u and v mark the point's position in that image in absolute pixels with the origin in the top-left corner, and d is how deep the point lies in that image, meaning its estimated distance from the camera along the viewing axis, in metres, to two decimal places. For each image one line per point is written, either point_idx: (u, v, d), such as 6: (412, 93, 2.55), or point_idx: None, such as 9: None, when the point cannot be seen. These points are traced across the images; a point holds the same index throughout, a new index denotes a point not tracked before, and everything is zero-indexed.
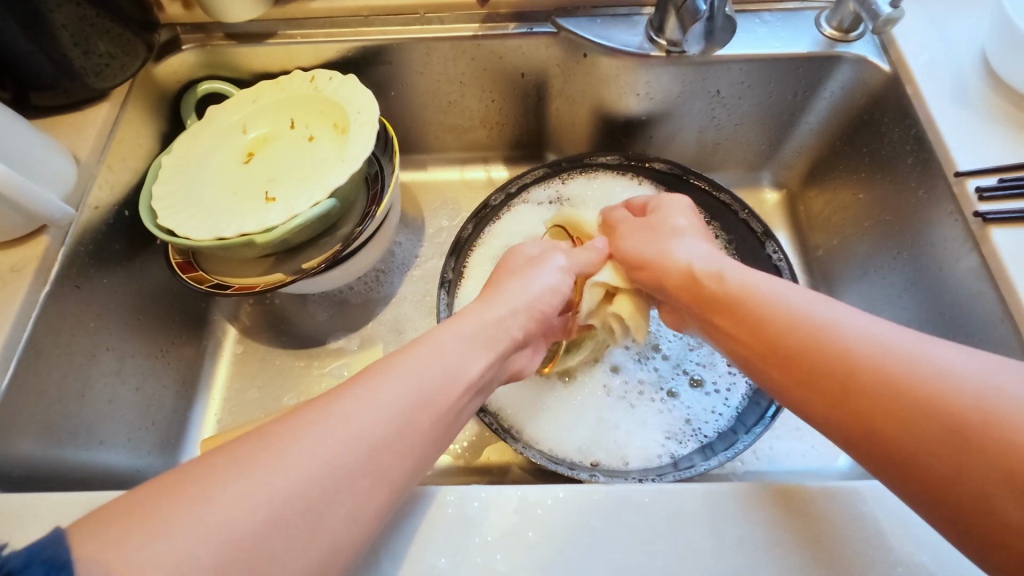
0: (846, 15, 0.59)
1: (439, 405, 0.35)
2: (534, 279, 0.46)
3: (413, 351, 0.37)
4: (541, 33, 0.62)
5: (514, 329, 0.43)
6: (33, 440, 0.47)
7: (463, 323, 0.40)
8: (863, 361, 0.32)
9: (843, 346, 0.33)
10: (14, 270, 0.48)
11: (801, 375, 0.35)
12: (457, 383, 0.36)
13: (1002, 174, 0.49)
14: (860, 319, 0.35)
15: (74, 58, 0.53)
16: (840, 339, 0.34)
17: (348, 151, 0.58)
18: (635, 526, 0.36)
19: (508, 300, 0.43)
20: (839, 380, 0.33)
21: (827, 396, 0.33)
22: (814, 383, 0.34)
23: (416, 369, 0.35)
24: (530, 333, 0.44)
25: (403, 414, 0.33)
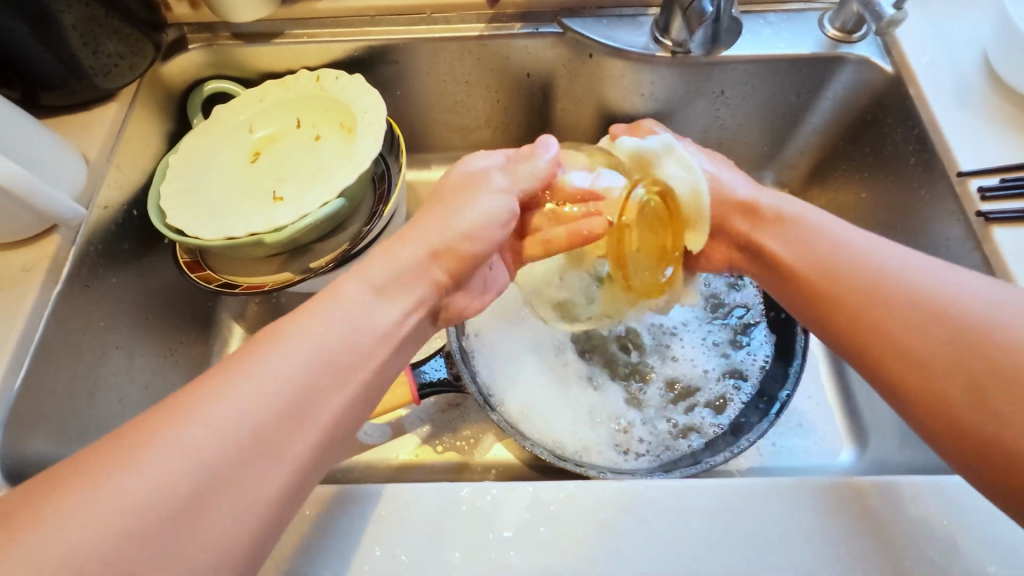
0: (849, 16, 0.60)
1: (348, 366, 0.34)
2: (469, 204, 0.43)
3: (314, 306, 0.36)
4: (547, 33, 0.63)
5: (435, 275, 0.41)
6: (44, 438, 0.47)
7: (373, 267, 0.39)
8: (888, 304, 0.38)
9: (896, 329, 0.37)
10: (26, 269, 0.48)
11: (862, 350, 0.38)
12: (377, 340, 0.36)
13: (1003, 174, 0.49)
14: (951, 280, 0.37)
15: (82, 58, 0.53)
16: (900, 315, 0.37)
17: (356, 151, 0.58)
18: (645, 521, 0.37)
19: (427, 238, 0.41)
20: (894, 353, 0.36)
21: (889, 373, 0.37)
22: (874, 349, 0.37)
23: (314, 326, 0.35)
24: (454, 274, 0.43)
25: (305, 378, 0.33)
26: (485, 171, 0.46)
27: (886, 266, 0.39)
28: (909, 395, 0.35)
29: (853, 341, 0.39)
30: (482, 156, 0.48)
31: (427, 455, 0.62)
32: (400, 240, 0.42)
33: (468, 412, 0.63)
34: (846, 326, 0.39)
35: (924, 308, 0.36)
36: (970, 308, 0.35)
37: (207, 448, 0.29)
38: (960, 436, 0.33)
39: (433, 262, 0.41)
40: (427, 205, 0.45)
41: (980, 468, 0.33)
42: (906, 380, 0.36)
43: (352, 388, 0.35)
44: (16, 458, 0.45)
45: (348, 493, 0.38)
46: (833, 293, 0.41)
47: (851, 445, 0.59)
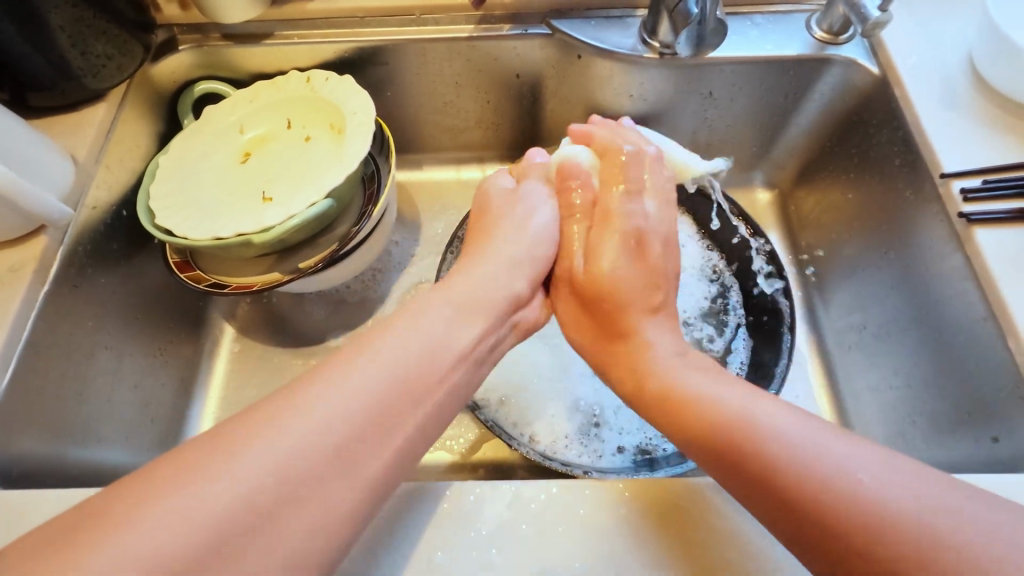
0: (835, 18, 0.60)
1: (422, 387, 0.35)
2: (526, 219, 0.49)
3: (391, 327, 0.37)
4: (535, 34, 0.63)
5: (509, 283, 0.45)
6: (33, 437, 0.47)
7: (450, 290, 0.41)
8: (809, 493, 0.29)
9: (778, 464, 0.30)
10: (13, 270, 0.48)
11: (746, 492, 0.31)
12: (445, 355, 0.37)
13: (986, 175, 0.50)
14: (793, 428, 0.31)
15: (71, 58, 0.53)
16: (772, 449, 0.31)
17: (345, 152, 0.58)
18: (626, 520, 0.37)
19: (496, 257, 0.46)
20: (792, 505, 0.29)
21: (773, 521, 0.30)
22: (816, 544, 0.28)
23: (394, 345, 0.35)
24: (532, 283, 0.46)
25: (383, 392, 0.33)
26: (523, 188, 0.52)
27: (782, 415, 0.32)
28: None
29: (787, 524, 0.29)
30: (505, 177, 0.54)
31: None
32: (468, 261, 0.46)
33: (457, 412, 0.64)
34: (774, 506, 0.30)
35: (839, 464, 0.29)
36: (899, 510, 0.27)
37: (289, 454, 0.29)
38: None
39: (511, 274, 0.45)
40: (476, 225, 0.51)
41: None
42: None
43: (426, 412, 0.34)
44: (4, 457, 0.45)
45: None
46: (759, 475, 0.31)
47: None
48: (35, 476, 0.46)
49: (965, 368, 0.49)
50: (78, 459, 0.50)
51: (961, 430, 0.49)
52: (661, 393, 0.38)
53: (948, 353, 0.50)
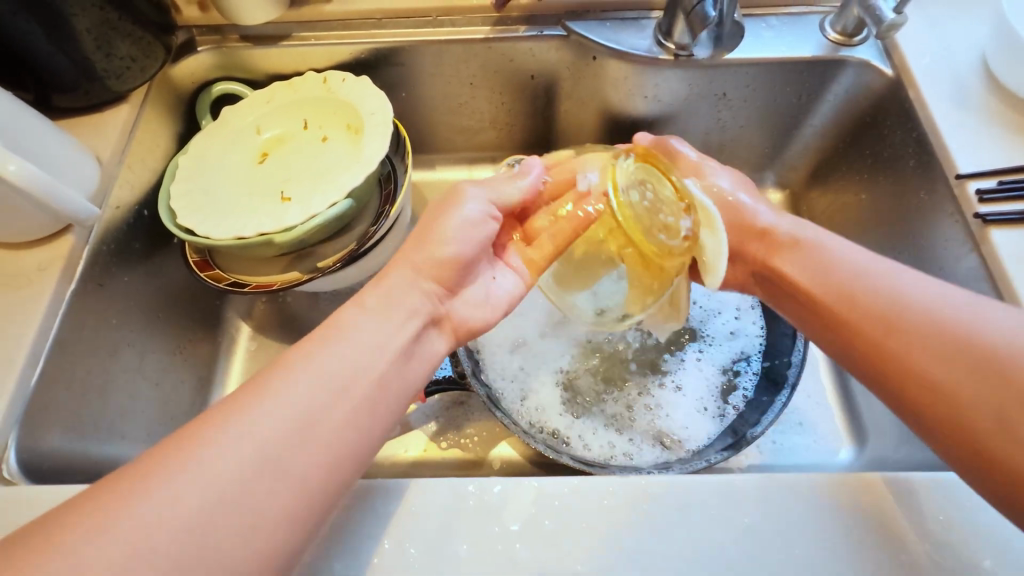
0: (850, 19, 0.60)
1: (362, 393, 0.36)
2: (454, 220, 0.45)
3: (328, 336, 0.38)
4: (551, 35, 0.63)
5: (429, 295, 0.43)
6: (59, 434, 0.48)
7: (372, 296, 0.41)
8: (908, 338, 0.37)
9: (959, 334, 0.36)
10: (41, 268, 0.49)
11: (904, 375, 0.37)
12: (384, 363, 0.38)
13: (1001, 176, 0.50)
14: (937, 288, 0.39)
15: (95, 60, 0.54)
16: (922, 308, 0.38)
17: (363, 153, 0.59)
18: (647, 515, 0.38)
19: (416, 257, 0.44)
20: (935, 370, 0.36)
21: (921, 402, 0.36)
22: (911, 384, 0.37)
23: (332, 355, 0.37)
24: (440, 281, 0.45)
25: (325, 397, 0.35)
26: (461, 184, 0.48)
27: (936, 290, 0.39)
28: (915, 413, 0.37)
29: (874, 363, 0.39)
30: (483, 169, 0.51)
31: (432, 452, 0.63)
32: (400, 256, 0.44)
33: (472, 410, 0.64)
34: (867, 351, 0.40)
35: (962, 309, 0.37)
36: (970, 335, 0.35)
37: None
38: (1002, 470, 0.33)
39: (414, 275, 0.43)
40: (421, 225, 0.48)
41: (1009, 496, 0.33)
42: (905, 393, 0.37)
43: (356, 410, 0.36)
44: (33, 453, 0.45)
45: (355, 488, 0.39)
46: (844, 310, 0.41)
47: (849, 444, 0.60)
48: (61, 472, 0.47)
49: None
50: (102, 455, 0.51)
51: None
52: (835, 296, 0.42)
53: None
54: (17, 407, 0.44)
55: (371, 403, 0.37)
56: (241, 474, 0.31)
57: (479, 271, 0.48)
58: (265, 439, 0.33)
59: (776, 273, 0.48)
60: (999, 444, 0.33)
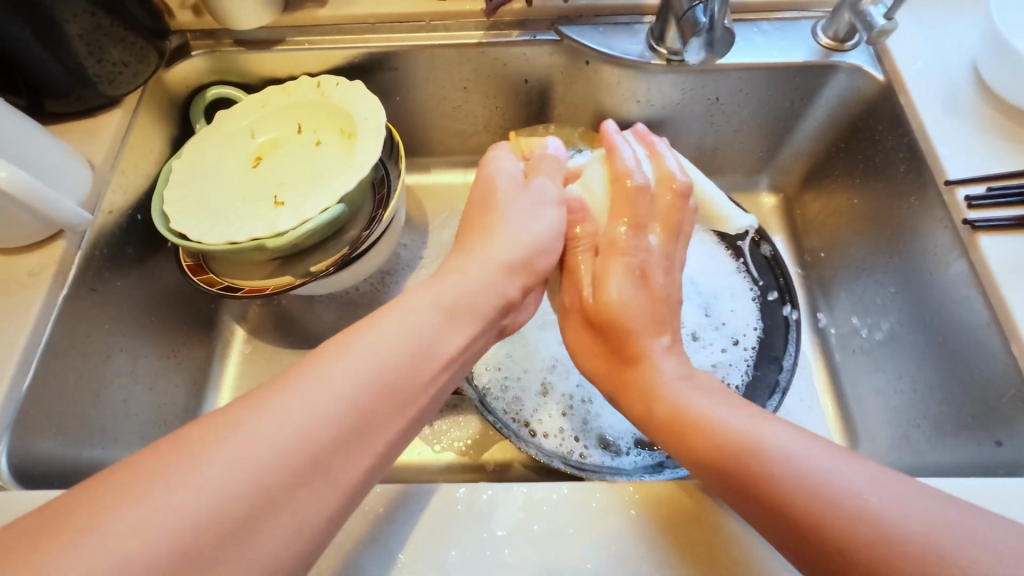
0: (841, 24, 0.60)
1: (406, 391, 0.35)
2: (523, 210, 0.47)
3: (376, 322, 0.37)
4: (544, 40, 0.64)
5: (506, 288, 0.43)
6: (51, 439, 0.48)
7: (438, 289, 0.40)
8: (751, 475, 0.32)
9: (870, 526, 0.28)
10: (33, 274, 0.49)
11: (812, 558, 0.29)
12: (430, 362, 0.37)
13: (990, 182, 0.50)
14: (839, 463, 0.31)
15: (88, 65, 0.54)
16: (828, 494, 0.30)
17: (356, 157, 0.59)
18: (634, 522, 0.38)
19: (487, 257, 0.44)
20: (848, 561, 0.28)
21: None
22: (766, 519, 0.31)
23: (374, 342, 0.35)
24: (522, 287, 0.45)
25: (374, 386, 0.33)
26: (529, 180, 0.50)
27: (819, 458, 0.31)
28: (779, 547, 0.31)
29: (727, 499, 0.34)
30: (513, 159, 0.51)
31: (426, 456, 0.63)
32: (467, 252, 0.45)
33: (465, 413, 0.64)
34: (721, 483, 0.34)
35: (871, 492, 0.29)
36: (912, 526, 0.28)
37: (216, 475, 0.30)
38: None
39: (504, 275, 0.43)
40: (477, 210, 0.49)
41: None
42: (807, 569, 0.30)
43: (406, 415, 0.35)
44: (24, 458, 0.45)
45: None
46: (739, 466, 0.33)
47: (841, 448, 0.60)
48: (53, 476, 0.47)
49: (968, 373, 0.49)
50: (94, 460, 0.51)
51: (963, 434, 0.50)
52: (664, 413, 0.39)
53: (952, 357, 0.51)
54: (8, 414, 0.44)
55: (412, 399, 0.35)
56: (296, 458, 0.30)
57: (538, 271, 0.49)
58: (317, 424, 0.31)
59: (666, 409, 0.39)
60: None
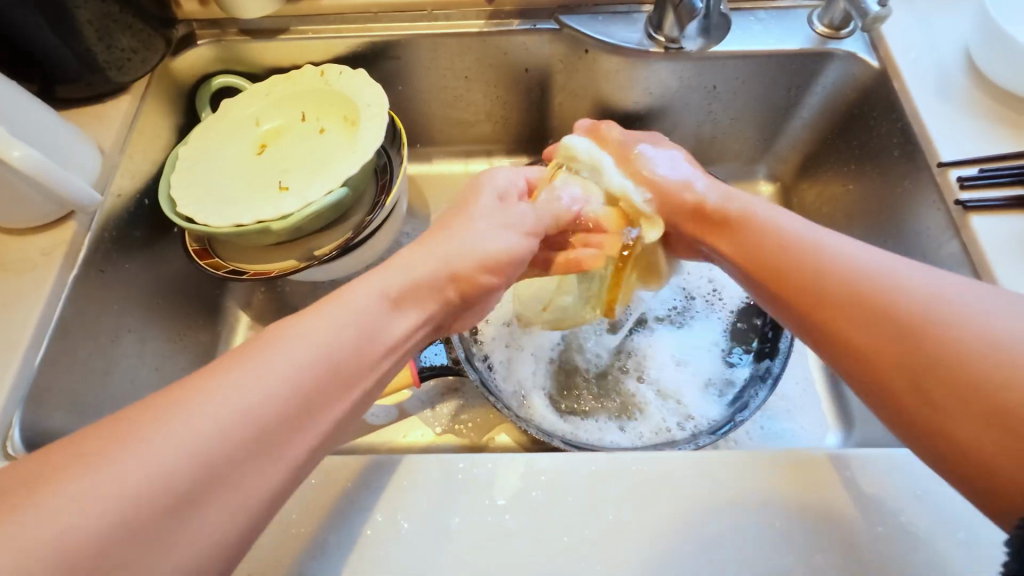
0: (836, 13, 0.61)
1: (347, 367, 0.35)
2: (497, 220, 0.47)
3: (304, 318, 0.36)
4: (544, 29, 0.65)
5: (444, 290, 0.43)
6: (62, 414, 0.49)
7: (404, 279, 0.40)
8: (893, 327, 0.34)
9: (929, 323, 0.33)
10: (44, 254, 0.50)
11: (863, 358, 0.36)
12: (378, 345, 0.37)
13: (980, 164, 0.51)
14: (922, 274, 0.36)
15: (97, 51, 0.55)
16: (905, 298, 0.35)
17: (360, 142, 0.60)
18: (632, 488, 0.39)
19: (444, 251, 0.43)
20: (898, 352, 0.34)
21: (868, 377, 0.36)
22: (878, 358, 0.35)
23: (304, 335, 0.35)
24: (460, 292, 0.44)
25: (311, 364, 0.34)
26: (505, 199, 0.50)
27: (937, 282, 0.35)
28: (884, 387, 0.35)
29: (854, 361, 0.36)
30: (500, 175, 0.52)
31: (428, 438, 0.64)
32: (422, 247, 0.44)
33: (466, 397, 0.66)
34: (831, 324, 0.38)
35: (938, 289, 0.35)
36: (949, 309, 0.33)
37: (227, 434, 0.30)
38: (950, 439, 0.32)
39: (448, 279, 0.43)
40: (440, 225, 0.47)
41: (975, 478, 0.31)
42: (871, 367, 0.35)
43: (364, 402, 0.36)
44: (38, 431, 0.46)
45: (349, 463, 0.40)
46: (804, 284, 0.40)
47: (836, 429, 0.61)
48: None
49: None
50: None
51: None
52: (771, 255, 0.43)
53: None
54: (19, 388, 0.45)
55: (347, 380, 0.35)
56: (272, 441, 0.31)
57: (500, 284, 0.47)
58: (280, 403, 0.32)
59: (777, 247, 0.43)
60: (942, 400, 0.32)
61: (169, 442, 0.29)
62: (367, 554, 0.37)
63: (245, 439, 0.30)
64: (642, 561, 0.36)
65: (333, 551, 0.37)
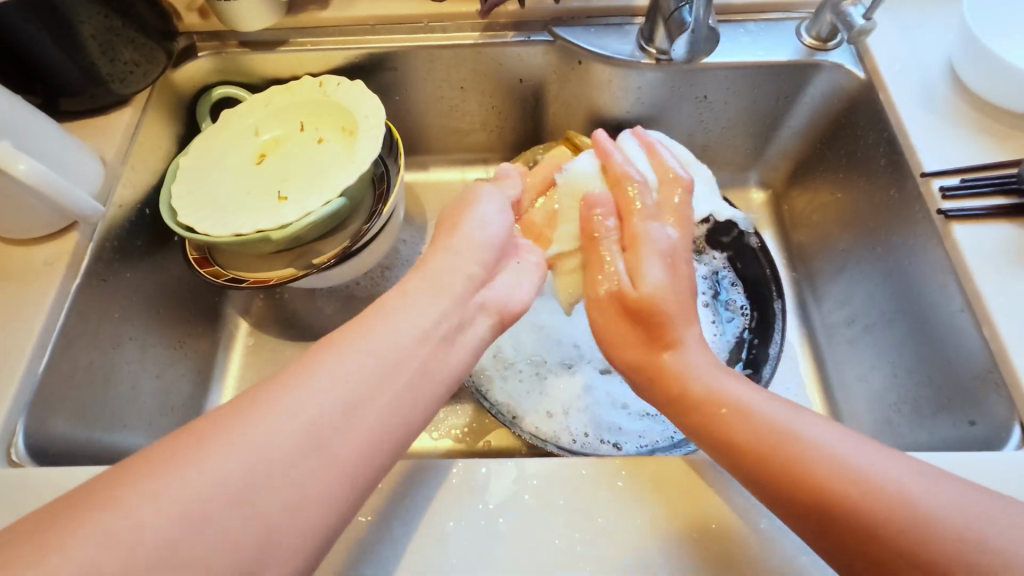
0: (823, 25, 0.63)
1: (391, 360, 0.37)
2: (478, 214, 0.50)
3: (337, 339, 0.37)
4: (538, 41, 0.66)
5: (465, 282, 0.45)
6: (65, 422, 0.50)
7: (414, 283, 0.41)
8: (810, 485, 0.33)
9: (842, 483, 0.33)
10: (48, 263, 0.51)
11: (788, 512, 0.34)
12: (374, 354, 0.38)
13: (963, 174, 0.52)
14: (827, 433, 0.35)
15: (100, 64, 0.56)
16: (815, 461, 0.34)
17: (357, 153, 0.61)
18: (623, 492, 0.40)
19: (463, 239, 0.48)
20: (820, 509, 0.33)
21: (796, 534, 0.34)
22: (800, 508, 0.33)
23: (344, 351, 0.36)
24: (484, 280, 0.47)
25: (362, 367, 0.35)
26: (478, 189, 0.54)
27: (840, 440, 0.35)
28: (829, 551, 0.33)
29: (782, 514, 0.35)
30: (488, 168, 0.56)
31: (425, 443, 0.65)
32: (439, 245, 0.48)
33: (462, 402, 0.67)
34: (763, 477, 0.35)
35: (849, 453, 0.34)
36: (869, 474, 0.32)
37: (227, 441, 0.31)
38: None
39: (471, 260, 0.46)
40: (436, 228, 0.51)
41: None
42: (799, 523, 0.34)
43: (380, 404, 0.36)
44: (41, 438, 0.47)
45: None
46: (727, 437, 0.38)
47: None
48: (66, 457, 0.48)
49: (944, 356, 0.51)
50: (105, 444, 0.53)
51: (941, 416, 0.51)
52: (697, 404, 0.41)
53: (932, 341, 0.53)
54: (24, 395, 0.46)
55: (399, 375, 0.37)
56: None
57: (508, 261, 0.51)
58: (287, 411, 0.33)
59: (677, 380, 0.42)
60: (869, 567, 0.31)
61: (240, 450, 0.30)
62: (365, 557, 0.38)
63: (314, 439, 0.32)
64: (631, 563, 0.37)
65: (330, 553, 0.38)
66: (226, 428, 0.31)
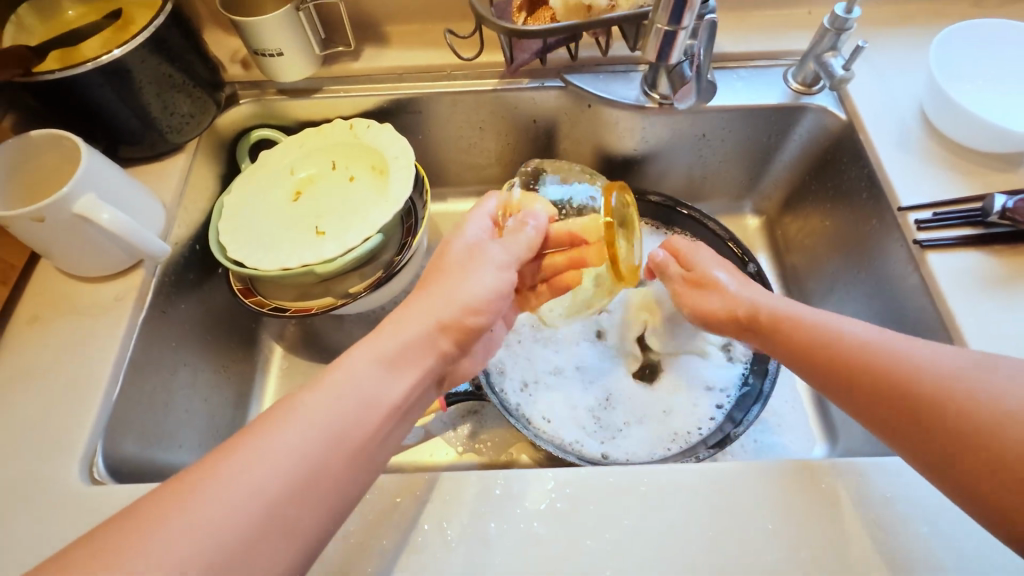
0: (808, 72, 0.70)
1: (353, 440, 0.39)
2: (474, 271, 0.49)
3: (316, 389, 0.40)
4: (551, 87, 0.72)
5: (438, 342, 0.46)
6: (134, 443, 0.54)
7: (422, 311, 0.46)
8: (896, 383, 0.41)
9: (921, 380, 0.40)
10: (117, 298, 0.57)
11: (875, 415, 0.42)
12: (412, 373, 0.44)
13: (935, 208, 0.59)
14: (919, 346, 0.42)
15: (160, 117, 0.62)
16: (903, 366, 0.41)
17: (390, 192, 0.67)
18: (644, 496, 0.45)
19: (448, 296, 0.47)
20: (902, 406, 0.40)
21: (887, 435, 0.41)
22: (885, 411, 0.41)
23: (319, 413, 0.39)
24: (457, 341, 0.48)
25: (331, 432, 0.39)
26: (481, 243, 0.52)
27: (930, 352, 0.41)
28: (912, 445, 0.40)
29: (864, 412, 0.43)
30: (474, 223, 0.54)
31: (452, 457, 0.70)
32: (411, 303, 0.47)
33: (485, 418, 0.72)
34: (829, 378, 0.45)
35: (935, 361, 0.41)
36: (950, 377, 0.39)
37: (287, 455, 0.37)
38: (952, 476, 0.38)
39: (438, 334, 0.46)
40: (425, 284, 0.49)
41: (1001, 520, 0.36)
42: (880, 418, 0.42)
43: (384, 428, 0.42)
44: (116, 459, 0.52)
45: (397, 479, 0.46)
46: (819, 353, 0.46)
47: (823, 441, 0.68)
48: (138, 474, 0.53)
49: None
50: (166, 462, 0.57)
51: None
52: (770, 320, 0.50)
53: None
54: (101, 418, 0.51)
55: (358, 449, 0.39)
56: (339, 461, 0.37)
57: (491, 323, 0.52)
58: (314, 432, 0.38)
59: (766, 321, 0.50)
60: (944, 448, 0.38)
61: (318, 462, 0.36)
62: (418, 557, 0.43)
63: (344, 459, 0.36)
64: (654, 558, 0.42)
65: (387, 555, 0.43)
66: (262, 458, 0.36)
